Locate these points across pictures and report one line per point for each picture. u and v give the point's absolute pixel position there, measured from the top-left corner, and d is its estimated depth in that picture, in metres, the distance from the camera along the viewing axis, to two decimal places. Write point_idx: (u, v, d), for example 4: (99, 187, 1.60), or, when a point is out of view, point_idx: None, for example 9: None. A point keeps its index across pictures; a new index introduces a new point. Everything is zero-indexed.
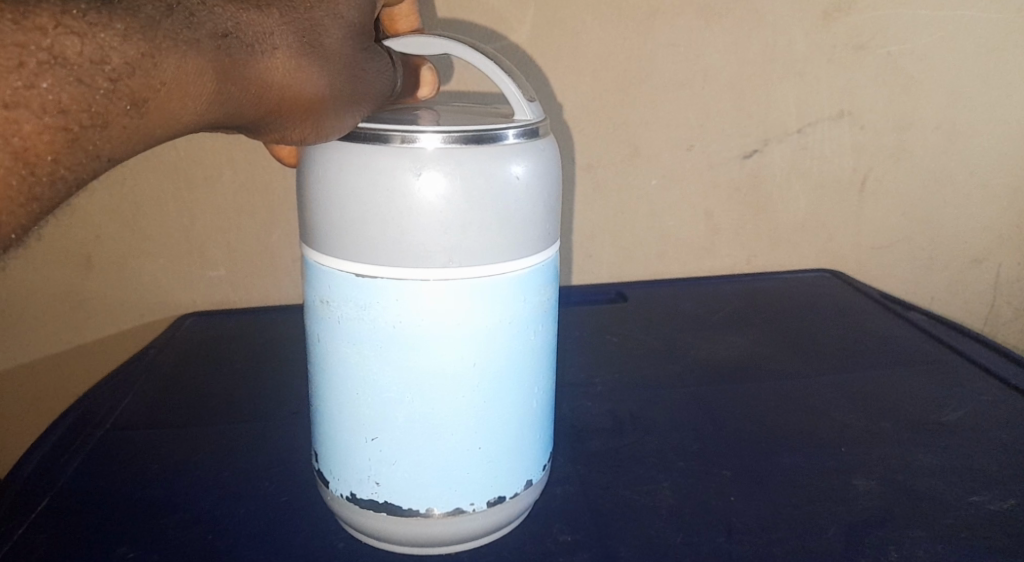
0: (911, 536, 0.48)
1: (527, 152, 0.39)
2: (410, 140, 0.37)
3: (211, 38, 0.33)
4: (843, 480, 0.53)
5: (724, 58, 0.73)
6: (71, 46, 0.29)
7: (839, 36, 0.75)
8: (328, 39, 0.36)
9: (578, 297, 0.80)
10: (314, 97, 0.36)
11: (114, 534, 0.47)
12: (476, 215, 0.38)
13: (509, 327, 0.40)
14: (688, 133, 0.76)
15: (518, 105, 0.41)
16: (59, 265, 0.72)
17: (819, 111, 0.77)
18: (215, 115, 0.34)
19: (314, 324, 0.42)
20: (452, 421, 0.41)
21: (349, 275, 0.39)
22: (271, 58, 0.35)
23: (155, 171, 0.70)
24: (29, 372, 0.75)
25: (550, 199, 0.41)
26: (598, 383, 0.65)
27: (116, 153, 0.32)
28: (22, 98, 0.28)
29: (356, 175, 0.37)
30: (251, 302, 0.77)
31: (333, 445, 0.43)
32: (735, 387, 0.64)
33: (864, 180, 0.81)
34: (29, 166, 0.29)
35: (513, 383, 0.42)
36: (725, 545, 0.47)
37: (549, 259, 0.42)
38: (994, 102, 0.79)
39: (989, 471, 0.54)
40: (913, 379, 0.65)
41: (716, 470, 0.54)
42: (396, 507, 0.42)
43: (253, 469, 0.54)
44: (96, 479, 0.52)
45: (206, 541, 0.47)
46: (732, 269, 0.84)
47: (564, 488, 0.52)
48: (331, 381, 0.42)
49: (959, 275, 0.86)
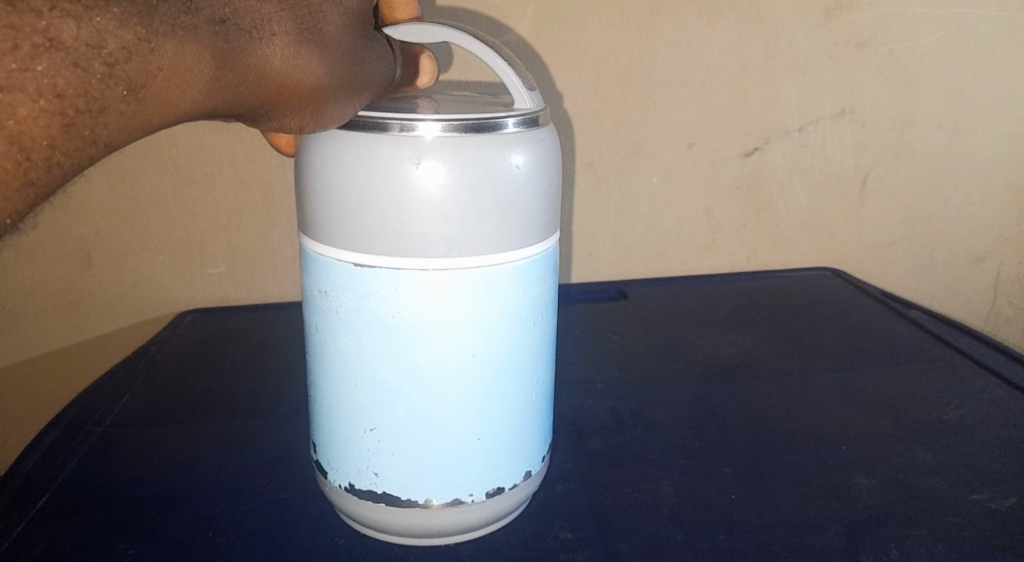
0: (912, 535, 0.47)
1: (527, 141, 0.39)
2: (409, 129, 0.37)
3: (209, 24, 0.33)
4: (844, 478, 0.52)
5: (725, 55, 0.73)
6: (68, 30, 0.29)
7: (840, 34, 0.75)
8: (328, 26, 0.36)
9: (578, 295, 0.79)
10: (314, 85, 0.36)
11: (114, 531, 0.47)
12: (476, 205, 0.37)
13: (508, 319, 0.40)
14: (688, 130, 0.75)
15: (518, 94, 0.41)
16: (59, 262, 0.72)
17: (819, 109, 0.77)
18: (213, 102, 0.34)
19: (312, 314, 0.42)
20: (451, 412, 0.41)
21: (348, 264, 0.38)
22: (270, 45, 0.34)
23: (155, 167, 0.70)
24: (28, 369, 0.75)
25: (550, 189, 0.41)
26: (598, 381, 0.64)
27: (112, 138, 0.32)
28: (19, 81, 0.28)
29: (356, 164, 0.37)
30: (251, 299, 0.77)
31: (331, 436, 0.43)
32: (736, 385, 0.64)
33: (865, 179, 0.81)
34: (25, 151, 0.29)
35: (513, 374, 0.42)
36: (726, 543, 0.46)
37: (549, 250, 0.42)
38: (995, 101, 0.79)
39: (990, 469, 0.53)
40: (914, 377, 0.65)
41: (717, 467, 0.54)
42: (394, 498, 0.42)
43: (253, 465, 0.53)
44: (95, 476, 0.52)
45: (206, 538, 0.46)
46: (733, 268, 0.84)
47: (565, 485, 0.52)
48: (330, 372, 0.42)
49: (959, 274, 0.86)
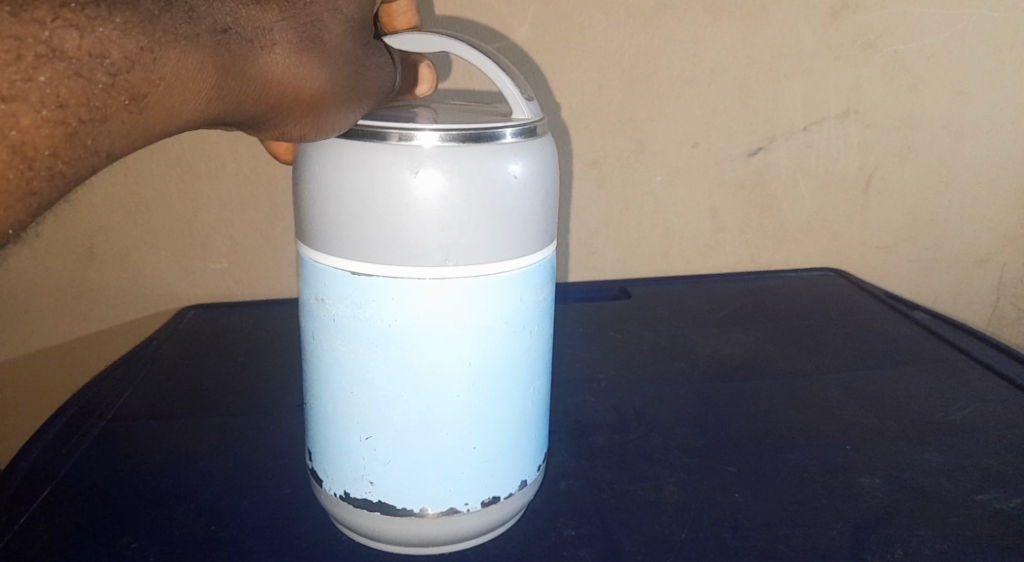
0: (919, 535, 0.47)
1: (525, 150, 0.39)
2: (407, 138, 0.37)
3: (211, 33, 0.33)
4: (849, 478, 0.52)
5: (730, 55, 0.73)
6: (71, 40, 0.29)
7: (848, 34, 0.74)
8: (329, 35, 0.36)
9: (580, 293, 0.79)
10: (315, 93, 0.36)
11: (118, 525, 0.48)
12: (474, 214, 0.38)
13: (507, 326, 0.40)
14: (693, 129, 0.75)
15: (516, 104, 0.41)
16: (63, 257, 0.72)
17: (824, 110, 0.77)
18: (215, 111, 0.35)
19: (310, 321, 0.42)
20: (448, 420, 0.41)
21: (346, 273, 0.39)
22: (271, 54, 0.35)
23: (159, 163, 0.70)
24: (32, 362, 0.75)
25: (548, 199, 0.41)
26: (600, 379, 0.65)
27: (115, 147, 0.32)
28: (21, 91, 0.28)
29: (354, 172, 0.37)
30: (255, 295, 0.77)
31: (328, 444, 0.43)
32: (737, 385, 0.64)
33: (871, 178, 0.80)
34: (27, 160, 0.29)
35: (511, 381, 0.42)
36: (730, 541, 0.47)
37: (547, 259, 0.42)
38: (1003, 101, 0.79)
39: (995, 469, 0.53)
40: (916, 377, 0.65)
41: (721, 466, 0.54)
42: (390, 507, 0.42)
43: (256, 461, 0.54)
44: (97, 471, 0.53)
45: (209, 532, 0.47)
46: (736, 267, 0.84)
47: (567, 483, 0.52)
48: (327, 379, 0.42)
49: (964, 276, 0.86)
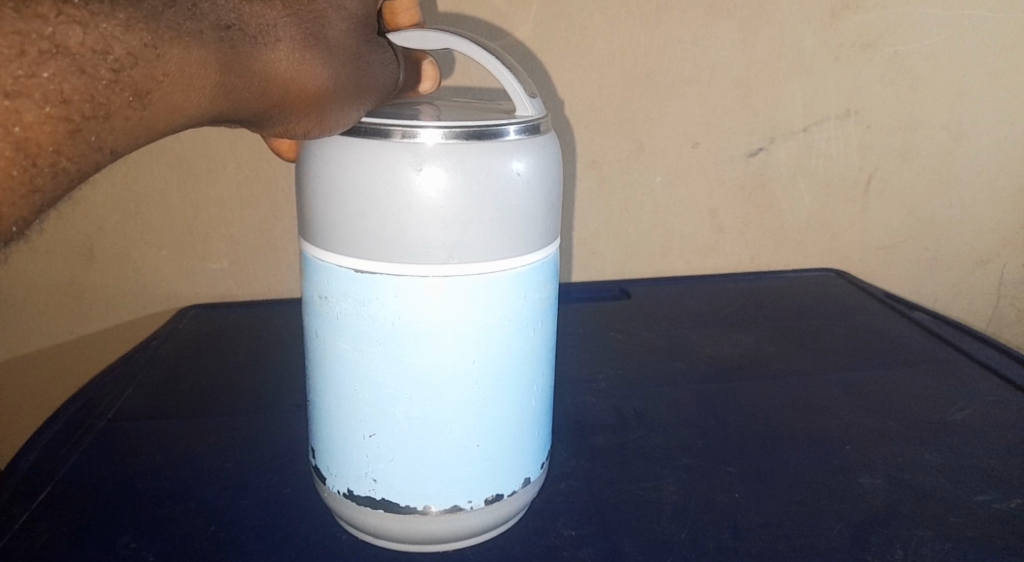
0: (919, 535, 0.47)
1: (527, 148, 0.39)
2: (410, 135, 0.37)
3: (215, 29, 0.33)
4: (849, 478, 0.52)
5: (731, 55, 0.73)
6: (74, 36, 0.29)
7: (848, 34, 0.74)
8: (332, 31, 0.36)
9: (581, 294, 0.79)
10: (318, 90, 0.36)
11: (117, 524, 0.48)
12: (476, 212, 0.38)
13: (509, 324, 0.40)
14: (693, 129, 0.75)
15: (519, 101, 0.40)
16: (62, 256, 0.72)
17: (824, 110, 0.77)
18: (219, 108, 0.35)
19: (313, 319, 0.42)
20: (450, 418, 0.41)
21: (348, 271, 0.39)
22: (274, 51, 0.35)
23: (158, 162, 0.70)
24: (31, 362, 0.75)
25: (550, 196, 0.41)
26: (600, 380, 0.65)
27: (118, 144, 0.32)
28: (24, 87, 0.28)
29: (357, 169, 0.37)
30: (255, 295, 0.77)
31: (330, 441, 0.43)
32: (738, 385, 0.64)
33: (871, 179, 0.80)
34: (31, 157, 0.29)
35: (513, 379, 0.42)
36: (730, 542, 0.47)
37: (549, 257, 0.42)
38: (1002, 101, 0.79)
39: (996, 470, 0.53)
40: (916, 378, 0.65)
41: (721, 466, 0.54)
42: (393, 505, 0.42)
43: (255, 461, 0.54)
44: (97, 470, 0.52)
45: (209, 531, 0.47)
46: (737, 267, 0.84)
47: (568, 483, 0.52)
48: (329, 376, 0.42)
49: (963, 276, 0.86)
